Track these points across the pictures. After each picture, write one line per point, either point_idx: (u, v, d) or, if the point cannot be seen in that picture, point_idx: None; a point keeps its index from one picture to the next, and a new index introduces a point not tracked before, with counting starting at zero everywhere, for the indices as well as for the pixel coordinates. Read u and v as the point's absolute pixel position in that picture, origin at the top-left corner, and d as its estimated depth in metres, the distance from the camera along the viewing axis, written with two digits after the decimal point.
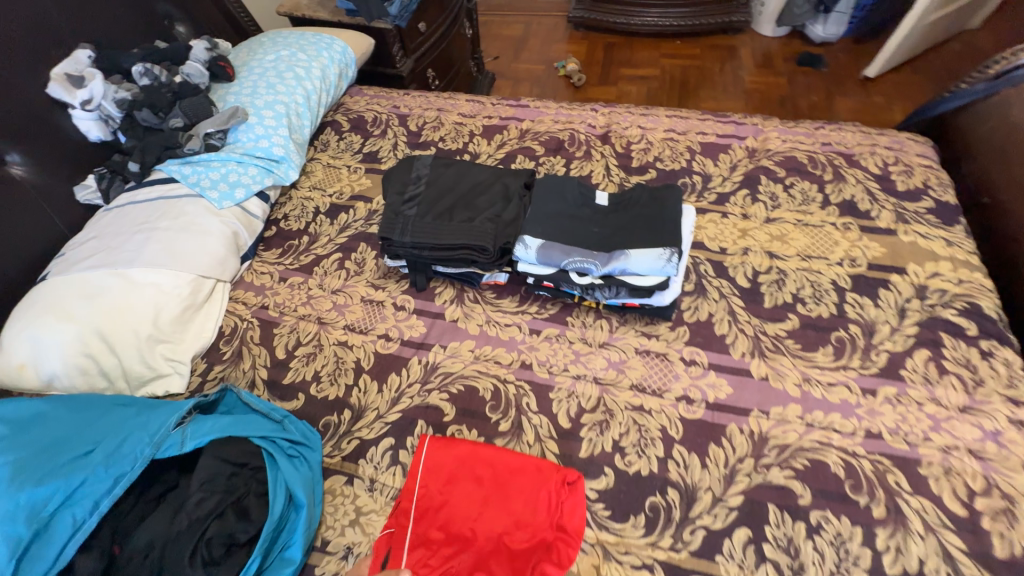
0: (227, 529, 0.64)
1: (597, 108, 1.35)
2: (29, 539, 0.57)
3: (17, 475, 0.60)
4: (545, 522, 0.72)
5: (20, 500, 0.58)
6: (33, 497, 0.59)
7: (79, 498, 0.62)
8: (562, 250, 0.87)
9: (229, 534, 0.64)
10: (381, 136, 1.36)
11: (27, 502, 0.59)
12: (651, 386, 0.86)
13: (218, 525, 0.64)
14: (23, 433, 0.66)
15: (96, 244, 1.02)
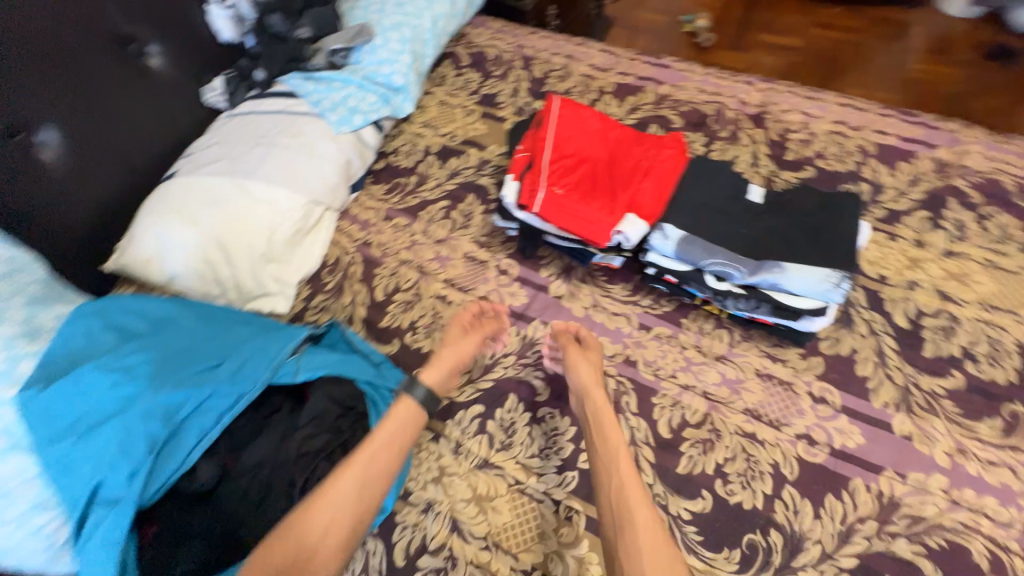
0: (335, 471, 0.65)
1: (751, 81, 1.16)
2: (164, 440, 0.60)
3: (154, 379, 0.63)
4: (658, 162, 0.86)
5: (159, 401, 0.61)
6: (169, 400, 0.62)
7: (206, 408, 0.64)
8: (704, 248, 0.77)
9: None
10: (502, 78, 1.26)
11: (163, 403, 0.62)
12: (768, 415, 0.78)
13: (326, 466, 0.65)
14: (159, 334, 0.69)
15: (219, 150, 1.03)
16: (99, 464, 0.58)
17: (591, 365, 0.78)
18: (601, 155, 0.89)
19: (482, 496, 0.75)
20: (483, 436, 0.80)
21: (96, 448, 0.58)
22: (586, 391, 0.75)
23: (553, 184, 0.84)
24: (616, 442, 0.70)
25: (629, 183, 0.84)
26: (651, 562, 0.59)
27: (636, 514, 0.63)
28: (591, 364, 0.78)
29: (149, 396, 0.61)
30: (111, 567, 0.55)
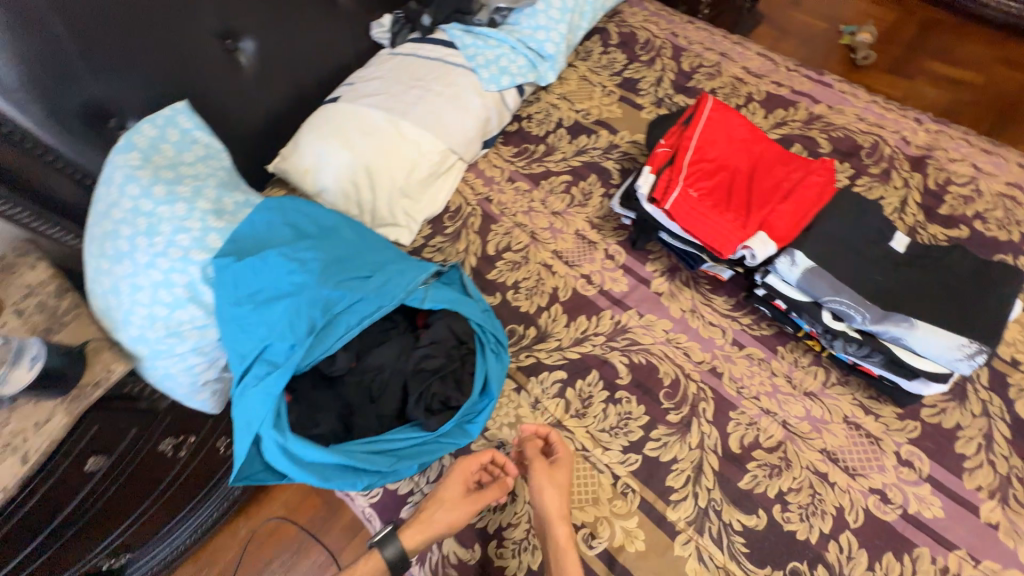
0: (444, 391, 0.75)
1: (921, 120, 1.07)
2: (321, 327, 0.70)
3: (322, 274, 0.73)
4: (802, 185, 0.84)
5: (323, 293, 0.71)
6: (330, 295, 0.72)
7: (354, 311, 0.73)
8: (831, 285, 0.76)
9: (444, 396, 0.75)
10: (648, 64, 1.24)
11: (325, 296, 0.71)
12: (845, 461, 0.78)
13: (437, 386, 0.75)
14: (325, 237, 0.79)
15: (380, 85, 1.12)
16: (270, 331, 0.70)
17: (560, 505, 0.73)
18: (741, 167, 0.88)
19: (550, 451, 0.83)
20: (561, 400, 0.86)
21: (273, 318, 0.71)
22: (551, 523, 0.72)
23: (690, 186, 0.84)
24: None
25: (766, 202, 0.83)
26: None
27: None
28: (558, 488, 0.75)
29: (313, 288, 0.71)
30: (266, 413, 0.68)
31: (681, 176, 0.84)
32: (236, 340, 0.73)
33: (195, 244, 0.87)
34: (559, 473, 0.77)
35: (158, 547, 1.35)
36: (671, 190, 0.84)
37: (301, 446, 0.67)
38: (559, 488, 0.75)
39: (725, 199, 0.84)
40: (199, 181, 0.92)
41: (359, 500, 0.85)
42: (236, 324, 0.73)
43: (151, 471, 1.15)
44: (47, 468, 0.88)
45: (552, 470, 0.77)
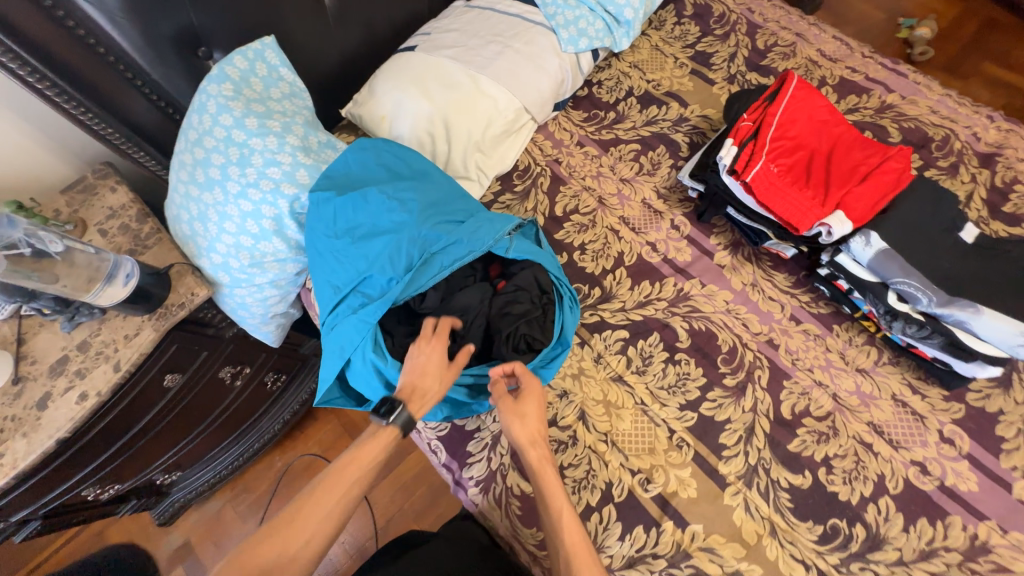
0: (529, 334, 0.82)
1: (994, 117, 1.07)
2: (418, 264, 0.74)
3: (420, 214, 0.76)
4: (881, 169, 0.86)
5: (421, 233, 0.75)
6: (427, 235, 0.75)
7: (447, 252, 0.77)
8: (901, 267, 0.79)
9: (529, 338, 0.82)
10: (722, 39, 1.23)
11: (423, 236, 0.75)
12: (890, 434, 0.82)
13: (523, 328, 0.81)
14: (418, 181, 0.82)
15: (457, 37, 1.12)
16: (370, 265, 0.75)
17: (529, 438, 0.75)
18: (820, 147, 0.90)
19: (610, 402, 0.88)
20: (622, 356, 0.91)
21: (373, 252, 0.74)
22: (523, 450, 0.75)
23: (770, 162, 0.87)
24: (554, 494, 0.72)
25: (844, 182, 0.85)
26: None
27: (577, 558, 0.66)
28: (528, 418, 0.75)
29: (412, 228, 0.75)
30: (364, 339, 0.74)
31: (762, 151, 0.87)
32: (333, 271, 0.77)
33: (286, 178, 0.90)
34: (526, 403, 0.76)
35: (203, 470, 1.40)
36: (752, 164, 0.86)
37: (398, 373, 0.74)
38: (529, 416, 0.76)
39: (803, 177, 0.86)
40: (288, 117, 0.94)
41: (427, 431, 0.91)
42: (333, 256, 0.77)
43: (209, 398, 1.19)
44: (136, 375, 0.95)
45: (519, 402, 0.76)
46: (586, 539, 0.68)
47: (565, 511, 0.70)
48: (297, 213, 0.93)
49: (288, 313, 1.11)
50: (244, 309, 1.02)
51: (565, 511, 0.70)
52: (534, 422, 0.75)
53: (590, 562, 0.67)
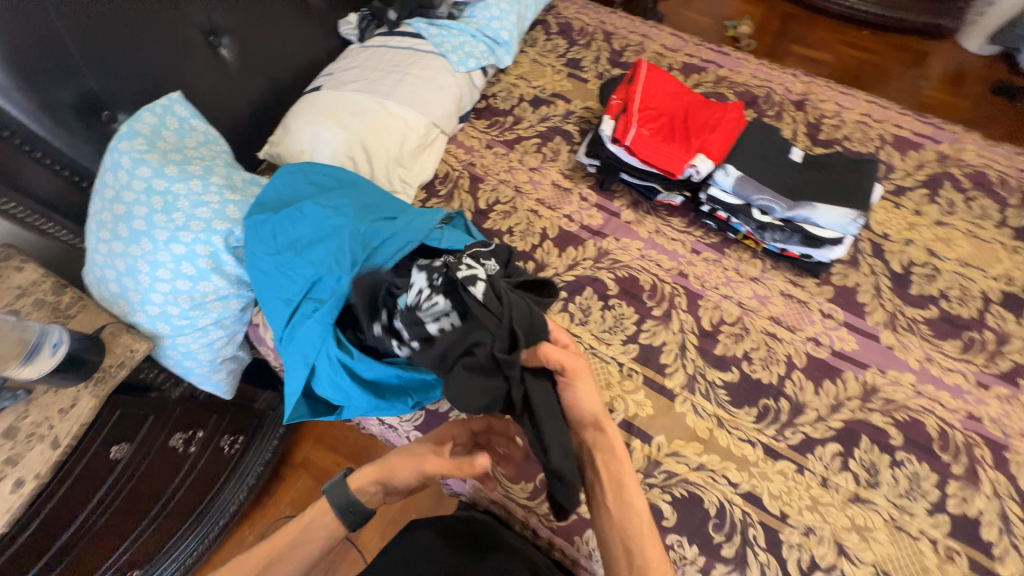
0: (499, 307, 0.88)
1: (797, 75, 1.38)
2: (364, 259, 0.81)
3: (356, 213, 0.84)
4: (723, 120, 1.08)
5: (361, 229, 0.82)
6: (366, 231, 0.82)
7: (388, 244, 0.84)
8: (755, 187, 1.00)
9: None
10: (585, 47, 1.47)
11: (363, 233, 0.82)
12: (786, 322, 1.00)
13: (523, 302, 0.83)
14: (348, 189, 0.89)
15: (359, 73, 1.23)
16: (318, 270, 0.80)
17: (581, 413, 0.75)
18: (676, 112, 1.11)
19: None
20: (565, 313, 1.02)
21: (318, 257, 0.80)
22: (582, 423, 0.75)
23: (641, 127, 1.06)
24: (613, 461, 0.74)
25: (699, 133, 1.06)
26: None
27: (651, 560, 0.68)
28: (577, 406, 0.74)
29: (349, 227, 0.81)
30: (327, 339, 0.78)
31: (633, 120, 1.06)
32: (283, 285, 0.82)
33: (217, 216, 0.93)
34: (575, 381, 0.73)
35: (165, 563, 1.26)
36: (627, 130, 1.05)
37: (364, 362, 0.78)
38: (583, 395, 0.73)
39: (669, 134, 1.06)
40: (207, 161, 0.98)
41: (403, 424, 0.94)
42: (280, 271, 0.82)
43: (163, 472, 1.12)
44: (82, 446, 0.90)
45: (568, 389, 0.73)
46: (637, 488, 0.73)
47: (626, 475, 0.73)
48: (234, 247, 0.95)
49: (238, 356, 1.11)
50: (192, 357, 1.00)
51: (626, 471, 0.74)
52: (587, 400, 0.74)
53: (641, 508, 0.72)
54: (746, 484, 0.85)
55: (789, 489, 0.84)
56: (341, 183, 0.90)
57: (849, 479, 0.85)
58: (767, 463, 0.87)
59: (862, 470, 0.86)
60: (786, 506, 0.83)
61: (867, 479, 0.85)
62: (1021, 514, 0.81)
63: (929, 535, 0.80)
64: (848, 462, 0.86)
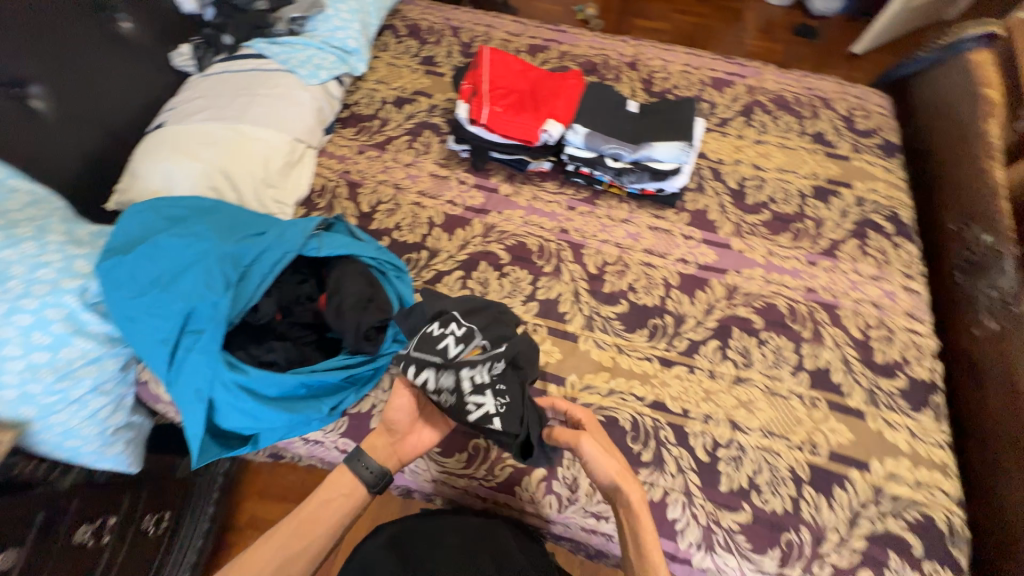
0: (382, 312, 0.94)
1: (627, 40, 1.55)
2: (237, 279, 0.80)
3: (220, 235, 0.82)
4: (564, 86, 1.20)
5: (228, 250, 0.81)
6: (235, 250, 0.82)
7: (262, 260, 0.84)
8: (602, 138, 1.13)
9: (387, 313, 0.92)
10: (437, 44, 1.53)
11: (232, 253, 0.81)
12: (657, 251, 1.14)
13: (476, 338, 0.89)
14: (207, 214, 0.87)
15: (203, 103, 1.18)
16: (189, 300, 0.77)
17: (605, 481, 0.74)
18: (523, 86, 1.21)
19: None
20: (466, 289, 1.07)
21: (186, 287, 0.78)
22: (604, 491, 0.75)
23: (493, 105, 1.14)
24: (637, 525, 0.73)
25: (546, 101, 1.16)
26: None
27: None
28: (593, 462, 0.74)
29: (215, 251, 0.80)
30: (215, 366, 0.76)
31: (484, 100, 1.15)
32: (156, 326, 0.78)
33: (63, 274, 0.86)
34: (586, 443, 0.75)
35: None
36: (481, 110, 1.13)
37: (264, 379, 0.78)
38: (594, 453, 0.74)
39: (520, 107, 1.16)
40: (38, 220, 0.88)
41: (328, 435, 0.93)
42: (148, 313, 0.78)
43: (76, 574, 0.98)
44: None
45: (578, 448, 0.75)
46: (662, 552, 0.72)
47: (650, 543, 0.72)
48: (93, 303, 0.88)
49: (133, 423, 1.02)
50: (75, 435, 0.90)
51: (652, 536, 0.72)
52: (606, 471, 0.74)
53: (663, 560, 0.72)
54: (651, 395, 0.95)
55: (686, 389, 0.96)
56: (198, 210, 0.87)
57: (729, 366, 0.98)
58: (664, 372, 0.98)
59: (738, 355, 1.00)
60: (686, 403, 0.94)
61: (743, 362, 0.99)
62: (857, 355, 0.99)
63: (797, 392, 0.95)
64: (726, 352, 1.00)
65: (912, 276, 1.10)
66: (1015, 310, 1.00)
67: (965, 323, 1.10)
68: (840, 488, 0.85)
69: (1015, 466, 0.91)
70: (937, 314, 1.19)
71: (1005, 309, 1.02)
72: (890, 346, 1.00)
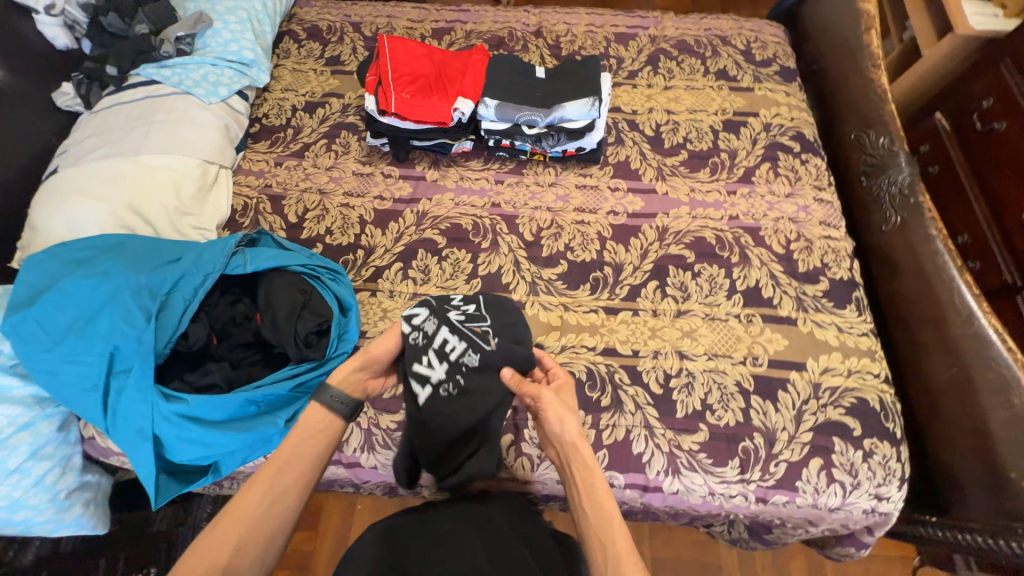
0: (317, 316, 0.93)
1: (529, 9, 1.55)
2: (158, 309, 0.80)
3: (132, 269, 0.82)
4: (470, 64, 1.22)
5: (143, 281, 0.81)
6: (149, 280, 0.82)
7: (183, 286, 0.83)
8: (514, 108, 1.16)
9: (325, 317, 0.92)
10: (339, 42, 1.49)
11: (147, 284, 0.81)
12: (588, 208, 1.16)
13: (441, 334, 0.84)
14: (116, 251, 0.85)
15: (96, 140, 1.12)
16: (111, 338, 0.77)
17: (556, 426, 0.74)
18: (430, 67, 1.21)
19: None
20: (408, 279, 1.07)
21: (106, 326, 0.77)
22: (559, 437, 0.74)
23: (401, 92, 1.15)
24: (583, 463, 0.72)
25: (453, 81, 1.18)
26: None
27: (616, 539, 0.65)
28: (551, 423, 0.75)
29: (129, 286, 0.80)
30: (152, 398, 0.76)
31: (391, 88, 1.15)
32: (81, 373, 0.77)
33: None
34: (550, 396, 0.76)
35: None
36: (389, 98, 1.14)
37: (206, 404, 0.78)
38: (558, 419, 0.75)
39: (428, 90, 1.17)
40: None
41: None
42: (69, 361, 0.77)
43: None
44: None
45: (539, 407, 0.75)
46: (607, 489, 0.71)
47: (594, 478, 0.71)
48: (12, 366, 0.85)
49: (88, 482, 0.95)
50: (23, 506, 0.83)
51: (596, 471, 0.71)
52: (559, 418, 0.74)
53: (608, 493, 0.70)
54: (601, 343, 0.99)
55: (633, 331, 1.00)
56: (104, 247, 0.86)
57: (670, 302, 1.03)
58: (611, 320, 1.02)
59: (677, 291, 1.05)
60: (635, 344, 0.99)
61: (682, 296, 1.04)
62: (782, 269, 1.06)
63: (734, 313, 1.02)
64: (665, 290, 1.05)
65: (822, 188, 1.18)
66: (912, 201, 1.10)
67: (874, 222, 1.19)
68: (784, 390, 0.94)
69: (929, 338, 1.00)
70: (850, 220, 1.29)
71: (903, 202, 1.12)
72: (809, 255, 1.08)
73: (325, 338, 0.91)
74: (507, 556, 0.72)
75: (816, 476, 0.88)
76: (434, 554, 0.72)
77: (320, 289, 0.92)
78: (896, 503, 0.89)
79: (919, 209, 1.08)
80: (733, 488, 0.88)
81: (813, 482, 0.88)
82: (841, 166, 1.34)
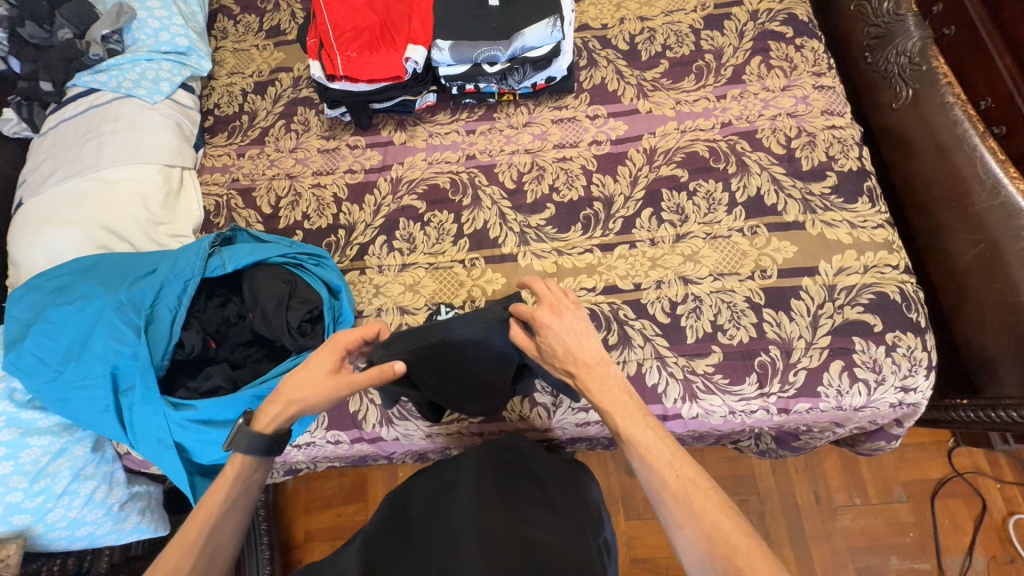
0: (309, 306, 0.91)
1: None
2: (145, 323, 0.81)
3: (112, 288, 0.82)
4: (413, 5, 1.11)
5: (124, 298, 0.81)
6: (130, 296, 0.82)
7: (164, 296, 0.83)
8: (470, 46, 1.06)
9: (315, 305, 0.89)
10: (276, 9, 1.37)
11: (129, 300, 0.82)
12: (568, 142, 1.09)
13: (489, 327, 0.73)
14: (92, 271, 0.85)
15: (51, 163, 1.08)
16: (107, 358, 0.79)
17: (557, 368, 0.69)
18: (372, 16, 1.11)
19: (411, 285, 1.00)
20: (394, 252, 1.04)
21: (101, 347, 0.79)
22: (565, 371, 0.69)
23: (348, 53, 1.08)
24: (595, 391, 0.66)
25: (401, 31, 1.10)
26: (667, 464, 0.59)
27: (632, 424, 0.63)
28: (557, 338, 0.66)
29: (111, 305, 0.80)
30: (158, 407, 0.79)
31: (336, 51, 1.08)
32: (90, 396, 0.79)
33: None
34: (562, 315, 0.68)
35: None
36: (336, 61, 1.07)
37: (214, 406, 0.79)
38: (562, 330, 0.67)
39: (376, 44, 1.09)
40: None
41: (316, 433, 0.94)
42: (77, 386, 0.79)
43: None
44: None
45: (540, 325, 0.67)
46: (638, 409, 0.64)
47: (607, 400, 0.65)
48: (29, 401, 0.85)
49: (142, 493, 0.99)
50: (83, 523, 0.89)
51: (605, 394, 0.65)
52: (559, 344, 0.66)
53: (635, 417, 0.63)
54: (601, 283, 0.95)
55: (632, 266, 0.96)
56: (79, 269, 0.85)
57: (668, 227, 0.98)
58: (608, 257, 0.97)
59: (673, 215, 0.99)
60: (636, 278, 0.95)
61: (679, 219, 0.98)
62: (784, 172, 0.99)
63: (736, 228, 0.96)
64: (661, 216, 0.99)
65: (821, 74, 1.07)
66: (924, 69, 1.01)
67: (883, 100, 1.08)
68: (796, 298, 0.90)
69: (953, 218, 0.93)
70: (854, 104, 1.18)
71: (915, 72, 1.02)
72: (813, 151, 1.00)
73: (320, 326, 0.90)
74: (512, 488, 0.72)
75: (839, 378, 0.86)
76: (442, 502, 0.71)
77: (305, 276, 0.90)
78: (924, 393, 0.86)
79: (933, 77, 0.99)
80: (753, 404, 0.87)
81: (834, 384, 0.86)
82: (841, 45, 1.20)
